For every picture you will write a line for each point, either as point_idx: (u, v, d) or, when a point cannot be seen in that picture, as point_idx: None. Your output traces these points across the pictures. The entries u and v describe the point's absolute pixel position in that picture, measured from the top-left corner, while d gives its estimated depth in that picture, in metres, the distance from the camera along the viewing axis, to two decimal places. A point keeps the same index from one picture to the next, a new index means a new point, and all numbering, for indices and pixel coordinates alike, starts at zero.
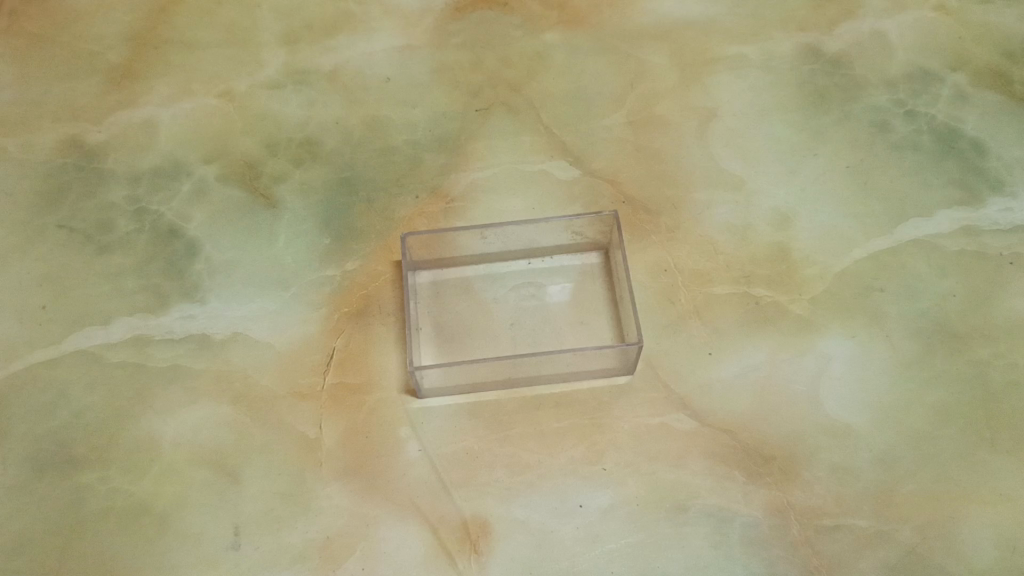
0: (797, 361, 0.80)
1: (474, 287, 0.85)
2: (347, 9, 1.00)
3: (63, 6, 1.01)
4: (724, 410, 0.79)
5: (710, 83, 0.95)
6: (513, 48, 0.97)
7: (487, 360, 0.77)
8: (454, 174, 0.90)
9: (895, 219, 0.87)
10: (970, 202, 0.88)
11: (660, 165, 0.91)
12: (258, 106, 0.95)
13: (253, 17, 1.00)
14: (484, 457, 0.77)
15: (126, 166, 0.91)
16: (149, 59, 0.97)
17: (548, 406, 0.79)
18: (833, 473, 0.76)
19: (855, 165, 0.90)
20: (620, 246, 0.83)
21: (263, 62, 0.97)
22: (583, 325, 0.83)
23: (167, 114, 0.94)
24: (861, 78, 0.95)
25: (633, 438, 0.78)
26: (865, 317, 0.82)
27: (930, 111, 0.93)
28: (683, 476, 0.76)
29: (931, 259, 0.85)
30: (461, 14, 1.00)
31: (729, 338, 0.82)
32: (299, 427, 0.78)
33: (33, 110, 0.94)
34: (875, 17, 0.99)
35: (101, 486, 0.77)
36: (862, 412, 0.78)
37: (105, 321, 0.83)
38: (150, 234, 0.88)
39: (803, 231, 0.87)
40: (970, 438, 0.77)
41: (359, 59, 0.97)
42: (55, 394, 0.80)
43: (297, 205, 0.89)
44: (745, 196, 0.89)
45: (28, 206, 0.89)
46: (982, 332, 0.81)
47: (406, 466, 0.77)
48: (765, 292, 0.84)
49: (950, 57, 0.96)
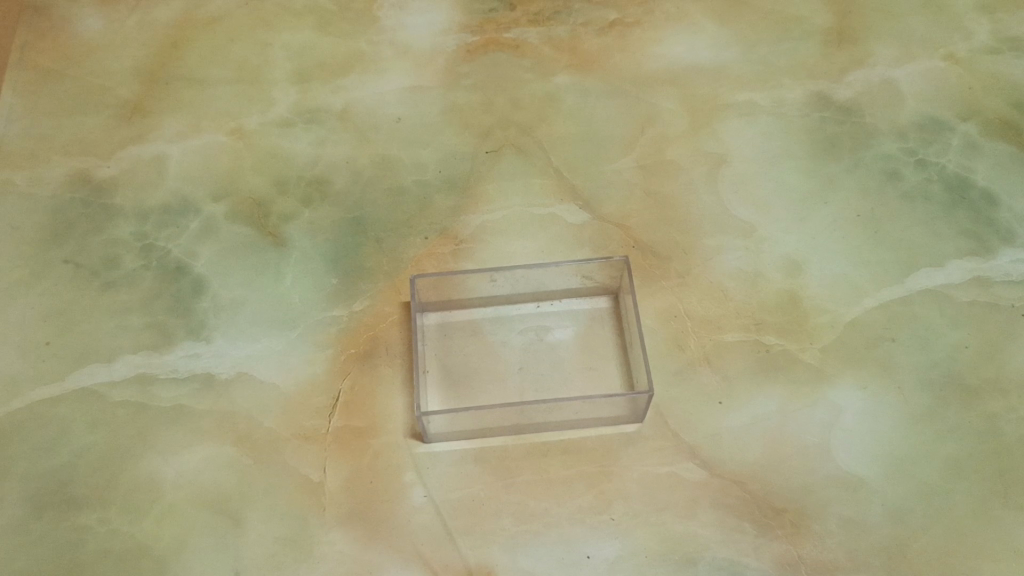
0: (808, 411, 0.79)
1: (482, 330, 0.85)
2: (359, 49, 1.00)
3: (75, 40, 1.01)
4: (733, 460, 0.77)
5: (720, 129, 0.95)
6: (524, 91, 0.98)
7: (495, 407, 0.76)
8: (463, 215, 0.90)
9: (907, 269, 0.87)
10: (982, 252, 0.87)
11: (670, 210, 0.90)
12: (268, 144, 0.94)
13: (264, 56, 1.00)
14: (490, 505, 0.76)
15: (134, 201, 0.91)
16: (160, 94, 0.97)
17: (555, 454, 0.78)
18: (844, 526, 0.75)
19: (866, 214, 0.90)
20: (630, 291, 0.83)
21: (274, 100, 0.97)
22: (591, 371, 0.82)
23: (177, 150, 0.94)
24: (871, 126, 0.95)
25: (642, 487, 0.77)
26: (876, 368, 0.81)
27: (941, 161, 0.93)
28: (692, 527, 0.75)
29: (943, 310, 0.84)
30: (472, 55, 1.00)
31: (739, 386, 0.81)
32: (303, 471, 0.77)
33: (42, 144, 0.94)
34: (886, 66, 0.99)
35: (100, 527, 0.75)
36: (874, 464, 0.77)
37: (109, 358, 0.82)
38: (157, 270, 0.87)
39: (814, 278, 0.86)
40: (984, 493, 0.76)
41: (370, 99, 0.97)
42: (56, 432, 0.79)
43: (305, 244, 0.88)
44: (756, 243, 0.88)
45: (34, 240, 0.89)
46: (995, 385, 0.81)
47: (410, 512, 0.76)
48: (776, 340, 0.83)
49: (960, 107, 0.96)
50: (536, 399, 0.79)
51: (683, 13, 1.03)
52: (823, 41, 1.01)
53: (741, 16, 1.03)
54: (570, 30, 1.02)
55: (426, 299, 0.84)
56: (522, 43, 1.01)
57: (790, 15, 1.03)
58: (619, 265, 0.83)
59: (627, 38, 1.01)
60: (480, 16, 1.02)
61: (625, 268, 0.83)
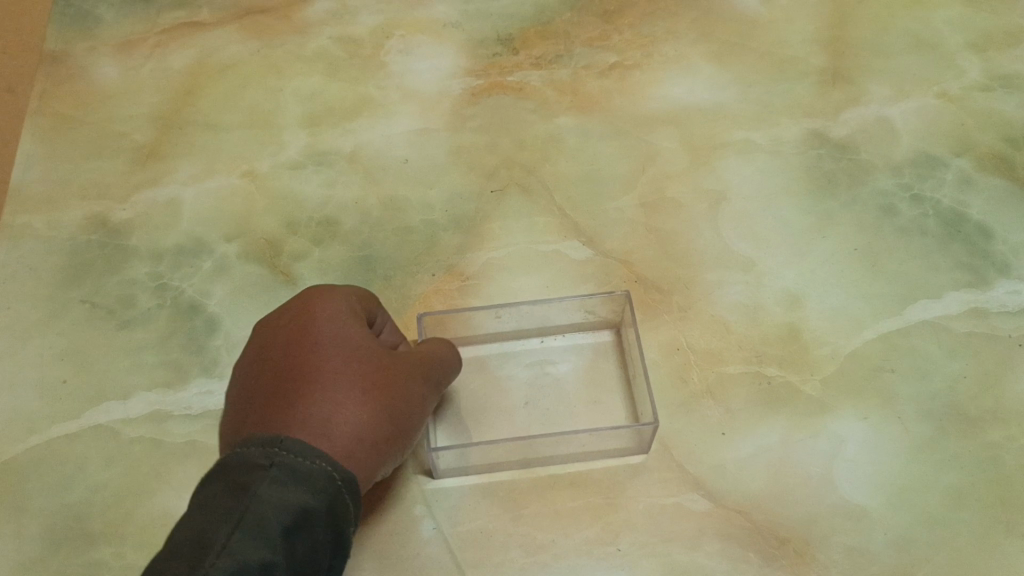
0: (811, 442, 0.81)
1: (488, 366, 0.87)
2: (367, 94, 1.03)
3: (93, 87, 1.04)
4: (738, 491, 0.79)
5: (719, 167, 0.98)
6: (527, 132, 1.00)
7: (503, 443, 0.78)
8: (469, 254, 0.92)
9: (905, 301, 0.89)
10: (978, 284, 0.89)
11: (672, 246, 0.92)
12: (281, 186, 0.97)
13: (276, 101, 1.03)
14: (498, 537, 0.77)
15: (149, 243, 0.94)
16: (174, 139, 1.00)
17: (563, 486, 0.80)
18: (848, 556, 0.75)
19: (863, 248, 0.92)
20: (631, 324, 0.85)
21: (285, 143, 1.00)
22: (596, 403, 0.84)
23: (191, 193, 0.97)
24: (867, 163, 0.98)
25: (647, 518, 0.78)
26: (876, 398, 0.83)
27: (936, 196, 0.95)
28: (698, 557, 0.76)
29: (941, 341, 0.86)
30: (477, 98, 1.03)
31: (742, 418, 0.82)
32: None
33: (61, 189, 0.97)
34: (880, 104, 1.02)
35: (115, 562, 0.76)
36: (877, 494, 0.78)
37: (125, 396, 0.84)
38: (171, 310, 0.89)
39: (813, 312, 0.88)
40: (986, 521, 0.77)
41: (378, 142, 1.00)
42: (72, 468, 0.81)
43: (315, 283, 0.90)
44: (755, 277, 0.90)
45: (52, 282, 0.91)
46: (994, 414, 0.82)
47: (419, 545, 0.77)
48: (777, 372, 0.84)
49: (954, 144, 0.99)
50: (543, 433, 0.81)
51: (680, 55, 1.06)
52: (819, 81, 1.03)
53: (737, 57, 1.06)
54: (571, 73, 1.05)
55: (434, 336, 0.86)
56: (525, 86, 1.04)
57: (785, 56, 1.06)
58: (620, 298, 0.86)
59: (627, 80, 1.04)
60: (483, 61, 1.06)
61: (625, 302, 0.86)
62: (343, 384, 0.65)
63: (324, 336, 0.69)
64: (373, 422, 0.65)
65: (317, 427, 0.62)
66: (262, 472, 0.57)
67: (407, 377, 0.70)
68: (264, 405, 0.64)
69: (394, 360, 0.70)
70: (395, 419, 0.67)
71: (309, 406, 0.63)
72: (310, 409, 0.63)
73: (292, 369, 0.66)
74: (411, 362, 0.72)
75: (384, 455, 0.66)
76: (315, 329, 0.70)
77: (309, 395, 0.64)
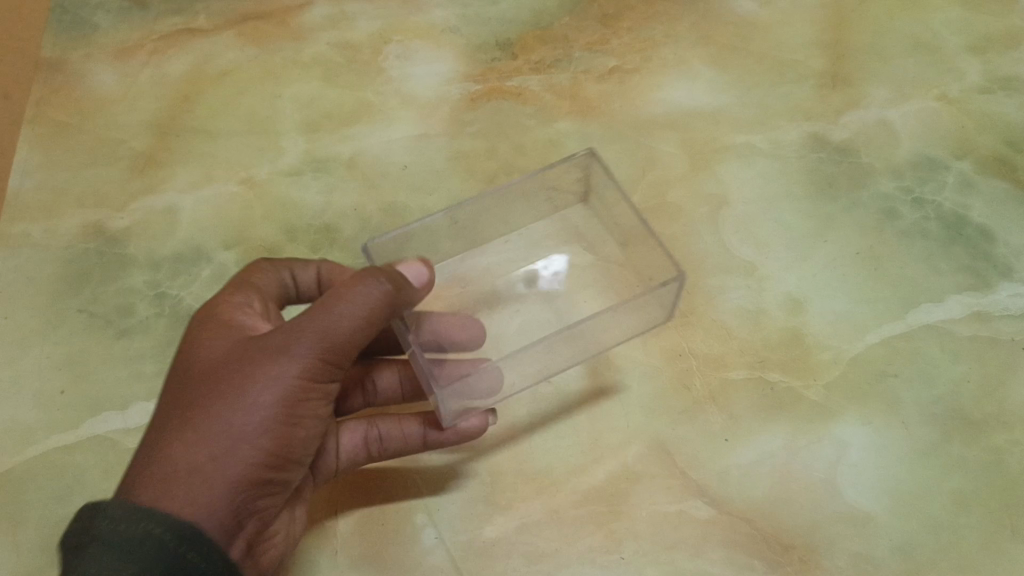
0: (814, 447, 0.80)
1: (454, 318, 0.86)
2: (366, 100, 1.03)
3: (89, 94, 1.04)
4: (742, 497, 0.78)
5: (719, 170, 0.97)
6: (527, 137, 1.00)
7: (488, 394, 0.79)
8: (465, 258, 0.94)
9: (907, 304, 0.88)
10: (980, 287, 0.89)
11: (673, 251, 0.92)
12: (279, 193, 0.96)
13: (273, 107, 1.03)
14: (501, 545, 0.76)
15: (147, 251, 0.93)
16: (172, 146, 1.00)
17: (565, 492, 0.79)
18: (854, 562, 0.75)
19: (865, 252, 0.92)
20: (603, 172, 0.88)
21: (283, 150, 1.00)
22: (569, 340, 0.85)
23: (188, 200, 0.96)
24: (868, 165, 0.97)
25: (650, 525, 0.77)
26: (880, 403, 0.82)
27: (937, 199, 0.95)
28: (702, 564, 0.75)
29: (944, 344, 0.85)
30: (476, 103, 1.02)
31: (745, 424, 0.82)
32: (315, 512, 0.79)
33: (58, 197, 0.97)
34: (880, 107, 1.01)
35: None
36: (881, 499, 0.78)
37: (124, 406, 0.84)
38: (170, 318, 0.89)
39: (815, 316, 0.88)
40: (992, 525, 0.76)
41: (377, 148, 0.99)
42: (71, 478, 0.80)
43: None
44: (757, 281, 0.90)
45: (50, 290, 0.91)
46: (998, 418, 0.81)
47: (420, 553, 0.76)
48: (780, 377, 0.84)
49: (955, 146, 0.98)
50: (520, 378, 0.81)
51: (680, 59, 1.06)
52: (819, 83, 1.03)
53: (737, 61, 1.06)
54: (571, 78, 1.04)
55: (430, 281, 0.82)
56: (524, 91, 1.03)
57: (785, 59, 1.05)
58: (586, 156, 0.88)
59: (627, 84, 1.04)
60: (482, 65, 1.05)
61: (592, 158, 0.88)
62: (224, 388, 0.69)
63: (212, 350, 0.73)
64: (245, 425, 0.68)
65: (165, 468, 0.66)
66: (91, 535, 0.63)
67: (289, 358, 0.70)
68: (149, 430, 0.69)
69: (272, 350, 0.70)
70: (281, 406, 0.69)
71: (168, 440, 0.67)
72: (173, 437, 0.67)
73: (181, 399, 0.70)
74: (299, 331, 0.70)
75: (262, 449, 0.68)
76: (207, 343, 0.74)
77: (179, 420, 0.68)
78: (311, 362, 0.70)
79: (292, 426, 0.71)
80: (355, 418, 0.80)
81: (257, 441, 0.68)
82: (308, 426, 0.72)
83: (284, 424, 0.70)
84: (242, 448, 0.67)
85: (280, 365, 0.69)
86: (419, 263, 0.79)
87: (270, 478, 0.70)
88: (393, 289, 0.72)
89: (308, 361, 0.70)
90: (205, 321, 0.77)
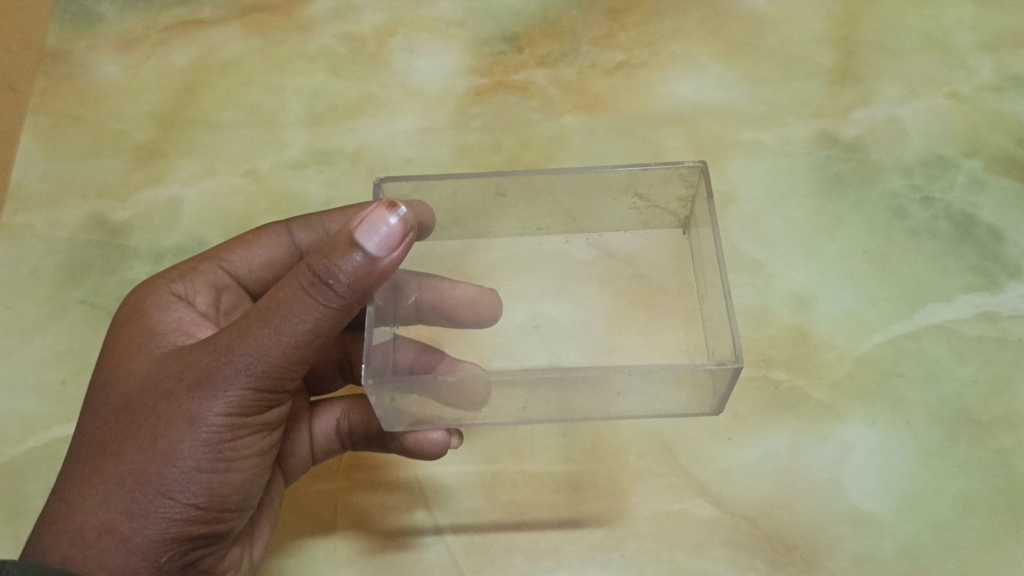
0: (818, 448, 0.79)
1: (443, 297, 0.78)
2: (370, 92, 1.02)
3: (94, 85, 1.04)
4: (745, 496, 0.77)
5: (726, 167, 0.97)
6: (532, 132, 0.99)
7: (449, 411, 0.69)
8: (478, 241, 0.84)
9: (914, 305, 0.87)
10: (988, 287, 0.88)
11: None
12: (282, 186, 0.96)
13: (278, 99, 1.02)
14: (502, 542, 0.76)
15: (150, 243, 0.93)
16: (175, 138, 0.99)
17: (567, 490, 0.79)
18: (856, 563, 0.74)
19: (873, 250, 0.91)
20: (705, 198, 0.74)
21: (287, 142, 0.99)
22: (622, 394, 0.68)
23: (191, 192, 0.96)
24: (876, 163, 0.96)
25: (652, 524, 0.76)
26: (886, 404, 0.81)
27: (947, 197, 0.94)
28: (703, 564, 0.74)
29: (952, 344, 0.84)
30: (481, 97, 1.02)
31: (749, 424, 0.81)
32: (315, 508, 0.78)
33: (61, 188, 0.96)
34: (890, 104, 1.00)
35: None
36: (885, 500, 0.77)
37: None
38: None
39: (822, 315, 0.87)
40: (998, 528, 0.75)
41: (381, 140, 0.99)
42: None
43: None
44: (763, 280, 0.89)
45: (52, 281, 0.90)
46: (1005, 420, 0.80)
47: (421, 551, 0.76)
48: (785, 376, 0.83)
49: (964, 145, 0.97)
50: (506, 404, 0.70)
51: (688, 54, 1.05)
52: (828, 80, 1.02)
53: (745, 57, 1.04)
54: (577, 72, 1.04)
55: (399, 241, 0.59)
56: (529, 85, 1.02)
57: (793, 55, 1.04)
58: (696, 171, 0.75)
59: (634, 79, 1.03)
60: (489, 59, 1.04)
61: (701, 174, 0.75)
62: (138, 430, 0.58)
63: (137, 368, 0.62)
64: (161, 478, 0.58)
65: (71, 526, 0.57)
66: None
67: (213, 393, 0.58)
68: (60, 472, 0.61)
69: (193, 377, 0.59)
70: (205, 452, 0.59)
71: (75, 493, 0.58)
72: (81, 489, 0.58)
73: (97, 434, 0.60)
74: (227, 355, 0.58)
75: (186, 498, 0.59)
76: (125, 364, 0.63)
77: (91, 463, 0.59)
78: (241, 396, 0.58)
79: (222, 470, 0.60)
80: (329, 399, 0.77)
81: (178, 496, 0.58)
82: (243, 465, 0.62)
83: (210, 470, 0.59)
84: (160, 506, 0.58)
85: (200, 404, 0.58)
86: (385, 207, 0.59)
87: (201, 529, 0.61)
88: (341, 292, 0.58)
89: (236, 396, 0.58)
90: (127, 326, 0.67)
